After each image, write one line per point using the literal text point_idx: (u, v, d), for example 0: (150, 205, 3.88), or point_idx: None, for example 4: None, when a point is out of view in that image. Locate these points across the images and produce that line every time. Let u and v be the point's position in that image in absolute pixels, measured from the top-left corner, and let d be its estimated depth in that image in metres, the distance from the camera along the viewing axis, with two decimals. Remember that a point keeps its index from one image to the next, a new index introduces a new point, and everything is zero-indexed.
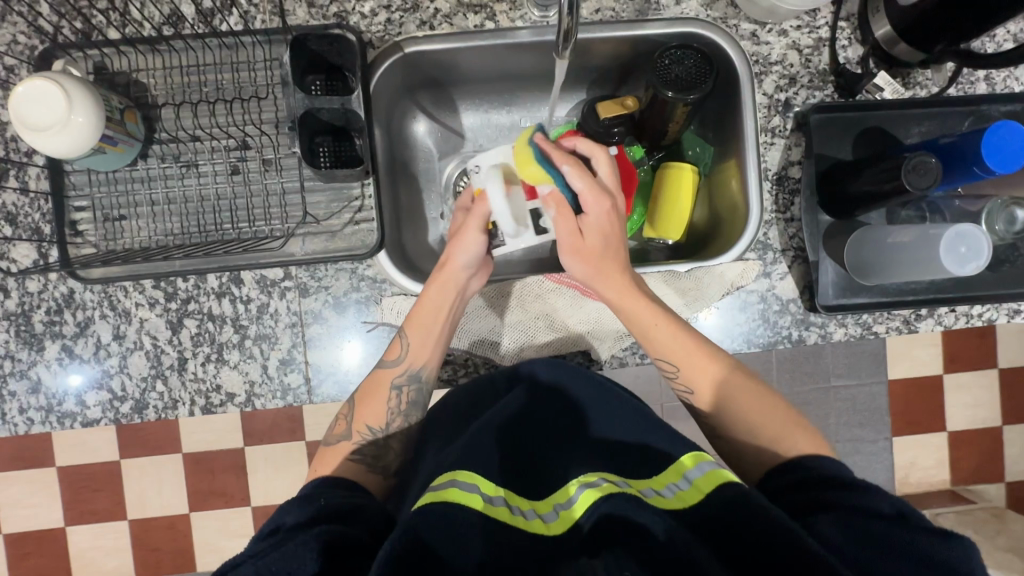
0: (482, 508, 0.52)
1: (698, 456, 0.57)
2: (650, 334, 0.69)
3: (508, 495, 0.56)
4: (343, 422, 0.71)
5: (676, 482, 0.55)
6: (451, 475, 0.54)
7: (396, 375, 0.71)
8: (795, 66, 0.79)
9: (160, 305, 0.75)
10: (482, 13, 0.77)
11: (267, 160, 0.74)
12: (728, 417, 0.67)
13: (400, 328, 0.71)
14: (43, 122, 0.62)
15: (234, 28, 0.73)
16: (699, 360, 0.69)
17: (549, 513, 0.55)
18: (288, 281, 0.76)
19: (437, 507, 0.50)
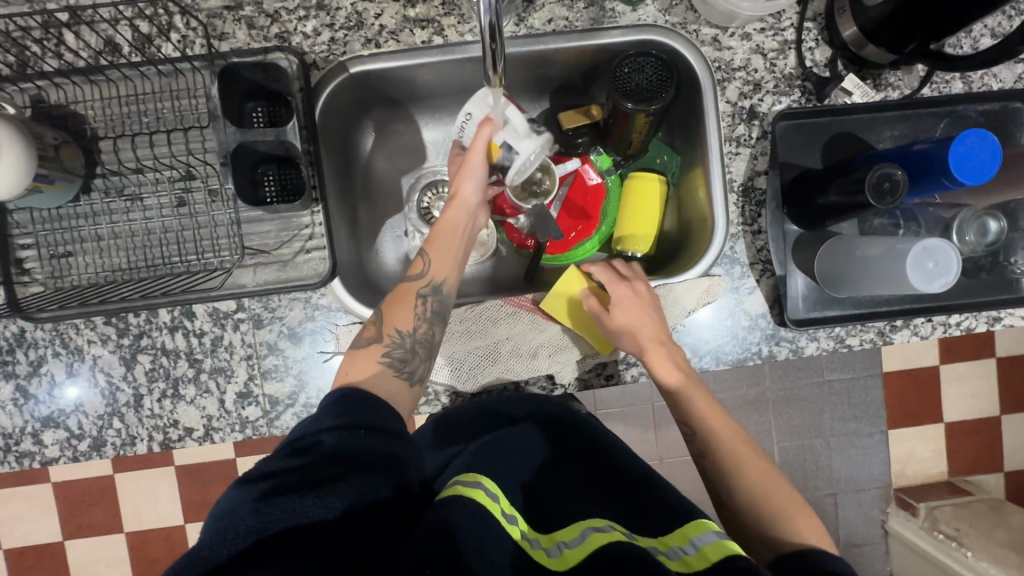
0: (501, 517, 0.48)
1: (704, 525, 0.52)
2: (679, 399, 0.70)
3: (520, 519, 0.52)
4: (373, 326, 0.66)
5: (682, 545, 0.51)
6: (477, 476, 0.52)
7: (422, 285, 0.69)
8: (759, 71, 0.76)
9: (112, 342, 0.74)
10: (429, 28, 0.73)
11: (213, 191, 0.73)
12: (724, 474, 0.66)
13: (423, 248, 0.72)
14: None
15: (171, 55, 0.72)
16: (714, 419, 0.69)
17: (553, 548, 0.49)
18: (240, 313, 0.74)
19: (458, 503, 0.46)
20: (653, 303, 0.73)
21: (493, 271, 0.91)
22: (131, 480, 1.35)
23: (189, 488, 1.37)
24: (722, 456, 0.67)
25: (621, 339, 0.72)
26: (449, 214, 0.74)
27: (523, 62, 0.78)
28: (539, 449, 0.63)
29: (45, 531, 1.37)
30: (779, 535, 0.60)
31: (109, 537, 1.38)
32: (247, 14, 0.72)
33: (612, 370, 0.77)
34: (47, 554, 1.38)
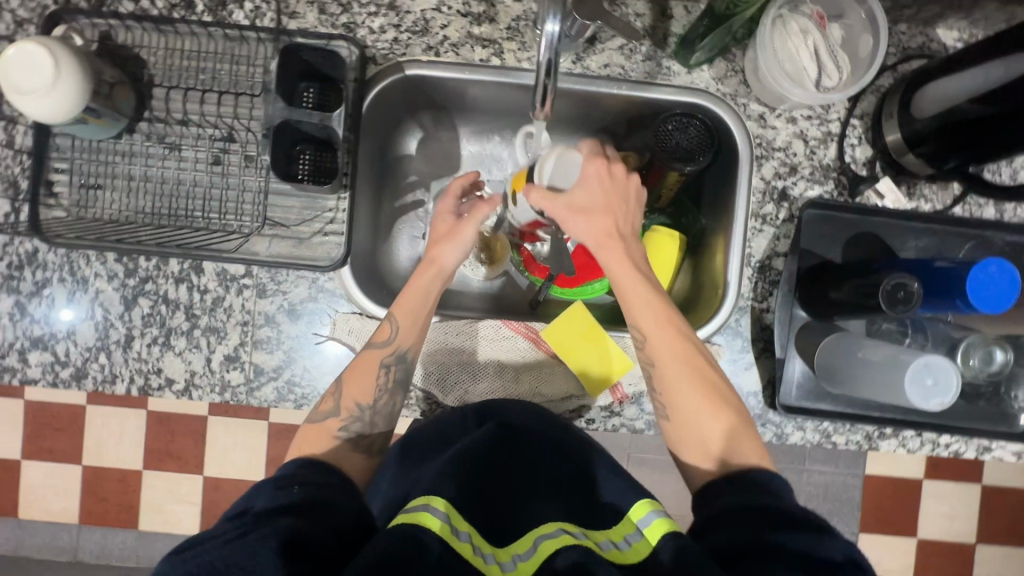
0: (447, 538, 0.49)
1: (646, 505, 0.55)
2: (633, 297, 0.68)
3: (472, 532, 0.52)
4: (330, 399, 0.67)
5: (630, 533, 0.53)
6: (427, 498, 0.52)
7: (384, 356, 0.68)
8: (798, 156, 0.77)
9: (118, 279, 0.75)
10: (490, 48, 0.76)
11: (249, 157, 0.74)
12: (701, 435, 0.64)
13: (388, 312, 0.70)
14: (36, 101, 0.63)
15: (241, 22, 0.74)
16: (672, 334, 0.67)
17: (508, 562, 0.51)
18: (247, 279, 0.75)
19: (408, 529, 0.48)
20: (622, 196, 0.72)
21: (498, 292, 0.92)
22: (102, 414, 1.35)
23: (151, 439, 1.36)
24: (676, 396, 0.66)
25: (575, 225, 0.70)
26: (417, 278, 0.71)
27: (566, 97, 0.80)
28: (507, 453, 0.65)
29: (6, 445, 1.36)
30: (726, 457, 0.62)
31: (65, 471, 1.37)
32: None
33: (595, 416, 0.76)
34: (3, 468, 1.37)
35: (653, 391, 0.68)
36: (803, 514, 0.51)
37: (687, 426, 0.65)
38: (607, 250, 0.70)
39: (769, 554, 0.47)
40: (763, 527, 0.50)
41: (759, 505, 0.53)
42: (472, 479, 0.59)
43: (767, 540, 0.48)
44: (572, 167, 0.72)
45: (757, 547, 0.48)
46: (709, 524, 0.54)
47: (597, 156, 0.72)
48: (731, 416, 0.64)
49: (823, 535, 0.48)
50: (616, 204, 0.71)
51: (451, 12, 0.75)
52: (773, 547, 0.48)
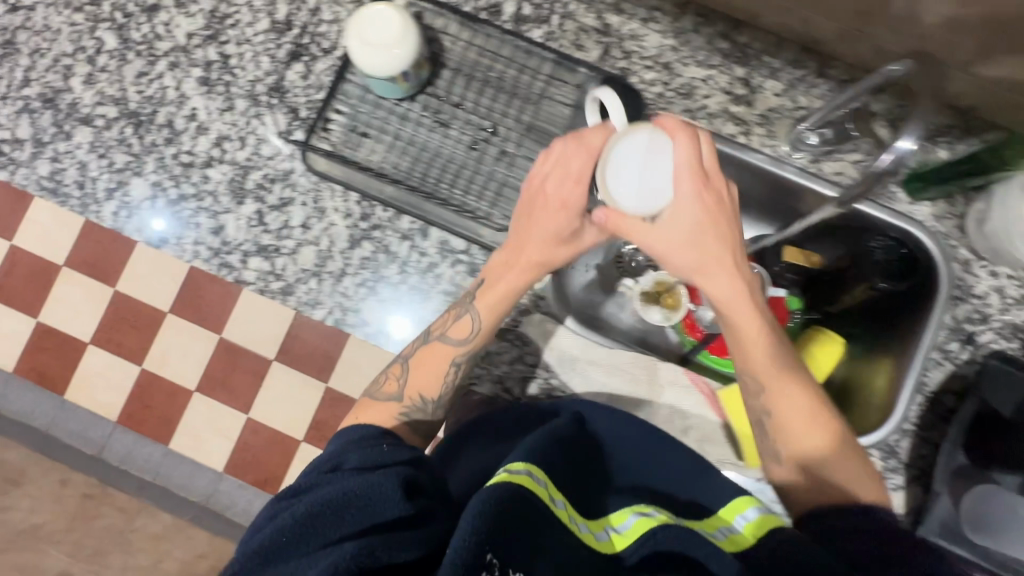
0: (548, 503, 0.46)
1: (746, 501, 0.57)
2: (751, 345, 0.63)
3: (568, 502, 0.49)
4: (394, 382, 0.69)
5: (727, 524, 0.55)
6: (524, 463, 0.47)
7: (457, 353, 0.69)
8: (992, 308, 0.82)
9: (353, 219, 0.82)
10: (741, 127, 0.83)
11: (504, 152, 0.82)
12: (828, 483, 0.62)
13: (468, 302, 0.70)
14: (397, 52, 0.72)
15: (535, 39, 0.83)
16: (787, 380, 0.63)
17: (602, 533, 0.50)
18: (464, 255, 0.81)
19: (510, 491, 0.43)
20: (720, 209, 0.62)
21: None
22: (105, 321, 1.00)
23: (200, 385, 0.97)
24: (802, 446, 0.63)
25: (717, 281, 0.62)
26: (503, 280, 0.70)
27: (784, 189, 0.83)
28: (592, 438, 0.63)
29: None
30: (849, 493, 0.61)
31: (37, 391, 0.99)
32: (609, 42, 0.84)
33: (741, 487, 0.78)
34: None
35: (771, 440, 0.66)
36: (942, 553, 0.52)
37: (817, 476, 0.63)
38: (680, 264, 0.62)
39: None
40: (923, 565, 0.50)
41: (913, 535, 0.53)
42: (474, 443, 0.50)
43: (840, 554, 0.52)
44: (663, 157, 0.59)
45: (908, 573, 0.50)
46: (846, 535, 0.55)
47: (701, 145, 0.63)
48: (831, 435, 0.63)
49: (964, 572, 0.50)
50: (712, 229, 0.61)
51: (716, 86, 0.83)
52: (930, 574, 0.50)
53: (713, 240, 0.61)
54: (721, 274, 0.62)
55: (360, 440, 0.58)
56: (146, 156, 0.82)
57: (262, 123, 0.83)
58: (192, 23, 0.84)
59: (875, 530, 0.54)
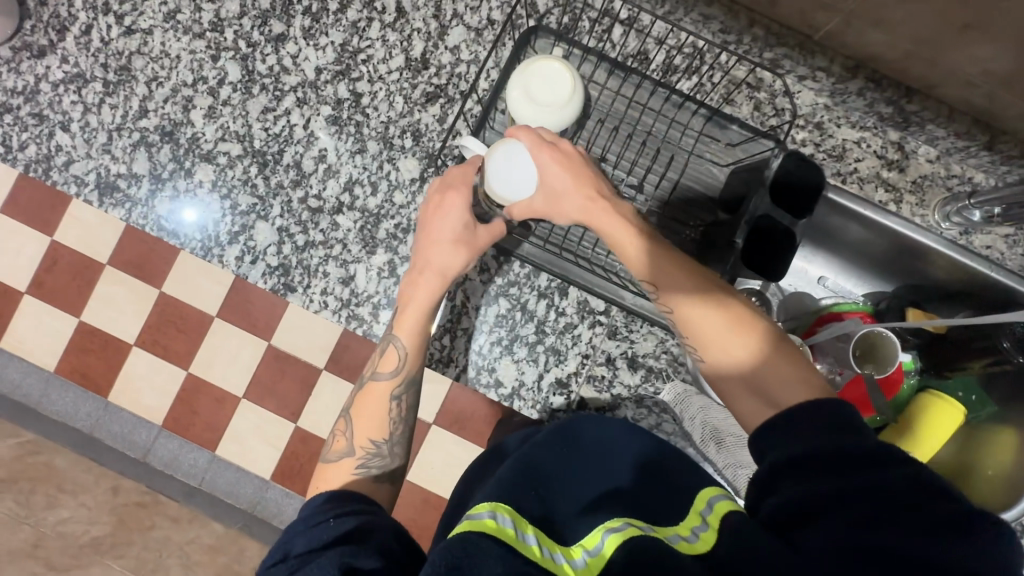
0: (514, 543, 0.40)
1: (712, 493, 0.47)
2: (660, 271, 0.60)
3: (540, 532, 0.43)
4: (342, 437, 0.64)
5: (697, 526, 0.44)
6: (492, 504, 0.44)
7: (393, 385, 0.66)
8: None
9: (490, 274, 0.78)
10: (893, 194, 0.81)
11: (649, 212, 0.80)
12: (757, 387, 0.52)
13: (389, 336, 0.68)
14: (565, 109, 0.68)
15: (683, 91, 0.80)
16: (666, 269, 0.60)
17: (578, 561, 0.41)
18: (603, 317, 0.79)
19: (477, 539, 0.39)
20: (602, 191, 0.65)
21: None
22: None
23: (253, 393, 0.90)
24: (721, 352, 0.55)
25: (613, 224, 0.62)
26: (421, 287, 0.68)
27: (908, 249, 0.83)
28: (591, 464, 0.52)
29: None
30: (776, 390, 0.51)
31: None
32: (760, 98, 0.80)
33: None
34: None
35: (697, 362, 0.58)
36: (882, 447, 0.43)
37: (753, 386, 0.52)
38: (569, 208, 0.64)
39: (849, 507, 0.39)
40: (860, 465, 0.42)
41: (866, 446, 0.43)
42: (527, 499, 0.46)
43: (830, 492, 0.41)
44: (516, 167, 0.64)
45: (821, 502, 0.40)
46: (781, 472, 0.44)
47: (546, 145, 0.65)
48: (756, 338, 0.54)
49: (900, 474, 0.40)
50: (572, 171, 0.64)
51: (869, 151, 0.81)
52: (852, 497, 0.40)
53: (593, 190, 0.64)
54: (606, 214, 0.63)
55: (325, 503, 0.55)
56: (272, 198, 0.78)
57: (394, 168, 0.79)
58: (322, 57, 0.79)
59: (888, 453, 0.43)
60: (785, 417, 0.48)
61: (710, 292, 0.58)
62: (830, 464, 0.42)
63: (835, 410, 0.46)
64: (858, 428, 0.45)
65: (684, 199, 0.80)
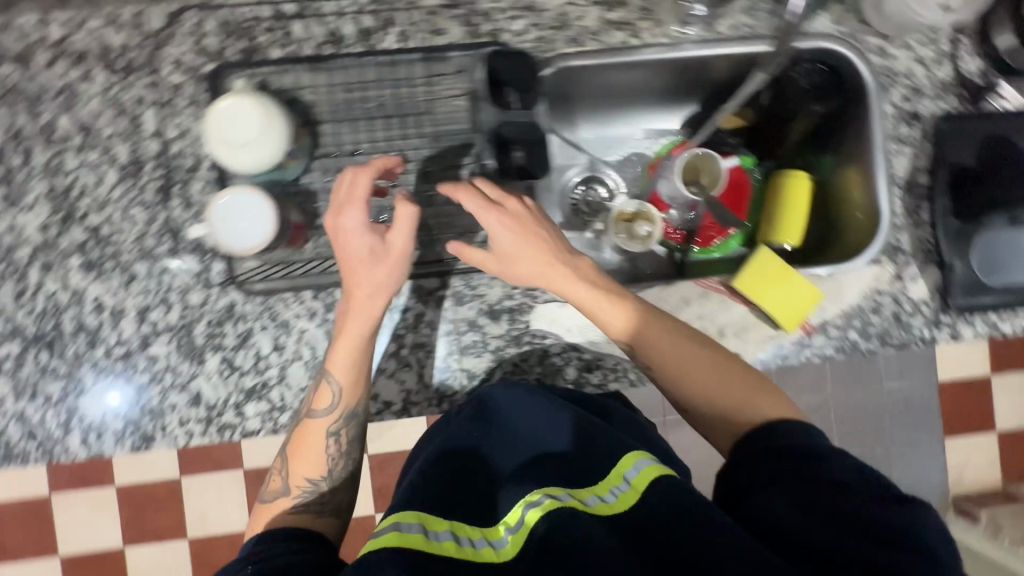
0: (423, 548, 0.46)
1: (635, 456, 0.54)
2: (547, 274, 0.68)
3: (455, 524, 0.49)
4: (278, 477, 0.68)
5: (618, 484, 0.52)
6: (397, 515, 0.49)
7: (328, 424, 0.69)
8: (921, 77, 0.83)
9: (319, 315, 0.76)
10: (627, 31, 0.81)
11: (428, 173, 0.78)
12: (664, 364, 0.67)
13: (323, 371, 0.69)
14: (272, 134, 0.65)
15: (390, 47, 0.77)
16: (573, 283, 0.68)
17: (499, 539, 0.48)
18: (444, 290, 0.77)
19: (374, 557, 0.44)
20: (539, 220, 0.69)
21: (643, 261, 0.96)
22: (196, 485, 1.28)
23: None
24: (672, 373, 0.67)
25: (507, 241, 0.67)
26: (349, 328, 0.67)
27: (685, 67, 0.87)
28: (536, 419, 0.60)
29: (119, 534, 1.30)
30: (704, 407, 0.65)
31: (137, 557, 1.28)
32: (463, 13, 0.78)
33: (790, 352, 0.81)
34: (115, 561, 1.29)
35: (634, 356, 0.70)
36: (812, 449, 0.56)
37: (676, 383, 0.67)
38: (512, 269, 0.69)
39: (762, 487, 0.54)
40: (801, 459, 0.55)
41: (804, 449, 0.55)
42: (450, 486, 0.53)
43: (748, 487, 0.55)
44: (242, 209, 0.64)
45: (744, 488, 0.56)
46: (749, 489, 0.55)
47: (510, 196, 0.69)
48: (642, 326, 0.68)
49: (823, 463, 0.54)
50: (485, 213, 0.67)
51: (586, 4, 0.80)
52: (814, 481, 0.52)
53: (507, 211, 0.68)
54: (490, 217, 0.67)
55: (254, 547, 0.58)
56: (80, 370, 0.74)
57: (173, 275, 0.75)
58: (40, 214, 0.74)
59: (777, 444, 0.57)
60: (743, 455, 0.58)
61: (612, 295, 0.68)
62: (819, 482, 0.52)
63: (805, 429, 0.58)
64: (818, 436, 0.57)
65: (451, 144, 0.78)
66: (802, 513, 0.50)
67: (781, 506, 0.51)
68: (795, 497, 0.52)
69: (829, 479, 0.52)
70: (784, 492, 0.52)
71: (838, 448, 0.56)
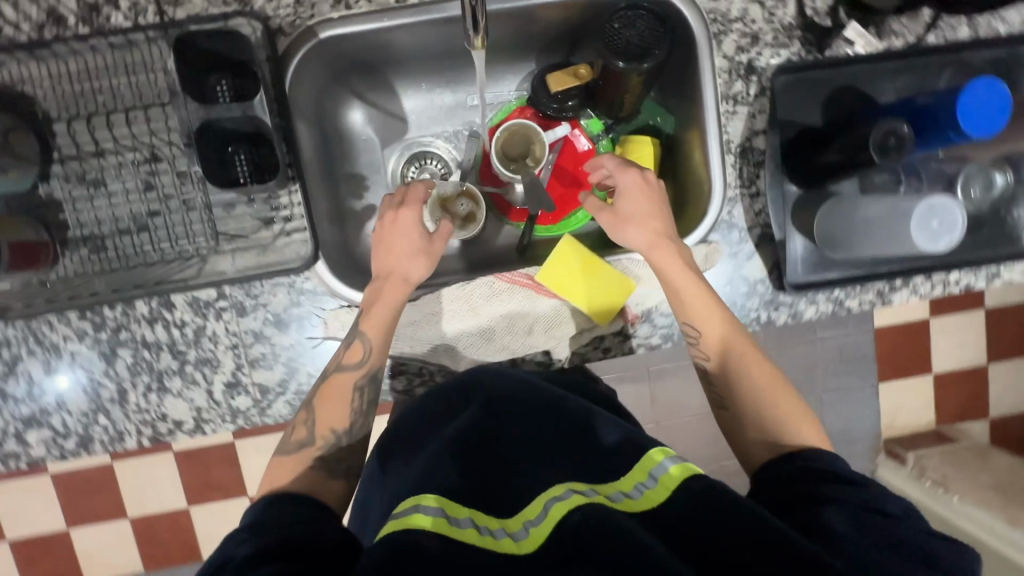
0: (446, 530, 0.44)
1: (658, 454, 0.49)
2: (695, 303, 0.67)
3: (473, 513, 0.48)
4: (303, 427, 0.65)
5: (642, 481, 0.47)
6: (416, 499, 0.48)
7: (354, 378, 0.66)
8: (758, 22, 0.72)
9: (89, 336, 0.71)
10: None
11: (182, 173, 0.68)
12: (740, 383, 0.64)
13: (355, 328, 0.67)
14: None
15: (122, 25, 0.65)
16: (711, 310, 0.67)
17: (520, 531, 0.46)
18: (222, 301, 0.71)
19: (398, 537, 0.43)
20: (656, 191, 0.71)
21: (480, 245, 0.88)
22: (131, 470, 1.11)
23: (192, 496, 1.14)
24: (738, 371, 0.65)
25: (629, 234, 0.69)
26: (382, 290, 0.68)
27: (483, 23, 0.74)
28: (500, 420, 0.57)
29: None
30: (776, 430, 0.61)
31: (83, 538, 1.15)
32: None
33: (609, 343, 0.75)
34: None
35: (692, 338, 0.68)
36: (850, 475, 0.52)
37: (741, 402, 0.64)
38: (666, 270, 0.67)
39: (818, 500, 0.50)
40: (824, 480, 0.52)
41: (832, 473, 0.53)
42: (498, 470, 0.52)
43: (807, 493, 0.52)
44: None
45: (813, 496, 0.51)
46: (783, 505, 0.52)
47: (629, 166, 0.71)
48: (721, 330, 0.66)
49: (862, 485, 0.51)
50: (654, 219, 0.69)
51: None
52: (812, 495, 0.51)
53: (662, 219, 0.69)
54: (399, 241, 0.69)
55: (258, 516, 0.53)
56: None
57: None
58: None
59: (791, 470, 0.55)
60: (788, 459, 0.57)
61: (712, 301, 0.67)
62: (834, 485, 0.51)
63: (788, 459, 0.57)
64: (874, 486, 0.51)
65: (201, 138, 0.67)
66: (862, 516, 0.48)
67: (841, 520, 0.47)
68: (865, 505, 0.49)
69: (869, 505, 0.49)
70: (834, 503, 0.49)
71: (857, 473, 0.53)
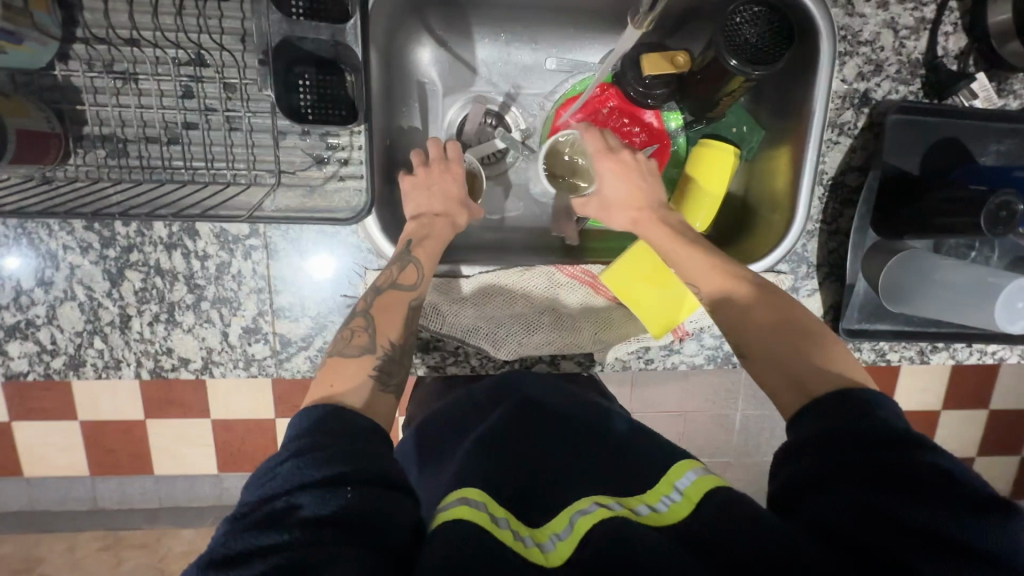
0: (489, 526, 0.41)
1: (685, 465, 0.48)
2: (702, 272, 0.60)
3: (510, 517, 0.45)
4: (360, 334, 0.57)
5: (668, 494, 0.45)
6: (460, 491, 0.46)
7: (413, 298, 0.60)
8: (885, 51, 0.67)
9: (92, 249, 0.62)
10: None
11: (229, 84, 0.59)
12: (783, 365, 0.52)
13: (405, 250, 0.62)
14: None
15: None
16: (718, 271, 0.59)
17: (547, 543, 0.43)
18: (253, 239, 0.64)
19: (451, 527, 0.40)
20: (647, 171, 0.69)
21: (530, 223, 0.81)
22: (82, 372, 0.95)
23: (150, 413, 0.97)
24: (780, 358, 0.52)
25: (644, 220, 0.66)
26: (437, 225, 0.65)
27: None
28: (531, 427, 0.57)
29: None
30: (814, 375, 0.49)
31: (30, 429, 0.98)
32: None
33: (654, 355, 0.73)
34: None
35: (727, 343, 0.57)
36: (898, 437, 0.42)
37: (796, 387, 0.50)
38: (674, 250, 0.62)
39: (846, 484, 0.41)
40: (870, 444, 0.42)
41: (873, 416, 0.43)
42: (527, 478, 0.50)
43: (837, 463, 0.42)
44: None
45: (836, 477, 0.41)
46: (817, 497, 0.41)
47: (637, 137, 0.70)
48: (745, 317, 0.56)
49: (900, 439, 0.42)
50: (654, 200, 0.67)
51: None
52: (847, 466, 0.41)
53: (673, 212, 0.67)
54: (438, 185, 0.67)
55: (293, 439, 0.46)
56: None
57: None
58: None
59: (835, 419, 0.44)
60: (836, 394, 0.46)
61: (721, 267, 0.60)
62: (884, 471, 0.40)
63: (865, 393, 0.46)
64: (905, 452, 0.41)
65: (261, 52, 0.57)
66: (898, 503, 0.39)
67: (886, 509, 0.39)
68: (895, 482, 0.40)
69: (911, 463, 0.40)
70: (863, 486, 0.40)
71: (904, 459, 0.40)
